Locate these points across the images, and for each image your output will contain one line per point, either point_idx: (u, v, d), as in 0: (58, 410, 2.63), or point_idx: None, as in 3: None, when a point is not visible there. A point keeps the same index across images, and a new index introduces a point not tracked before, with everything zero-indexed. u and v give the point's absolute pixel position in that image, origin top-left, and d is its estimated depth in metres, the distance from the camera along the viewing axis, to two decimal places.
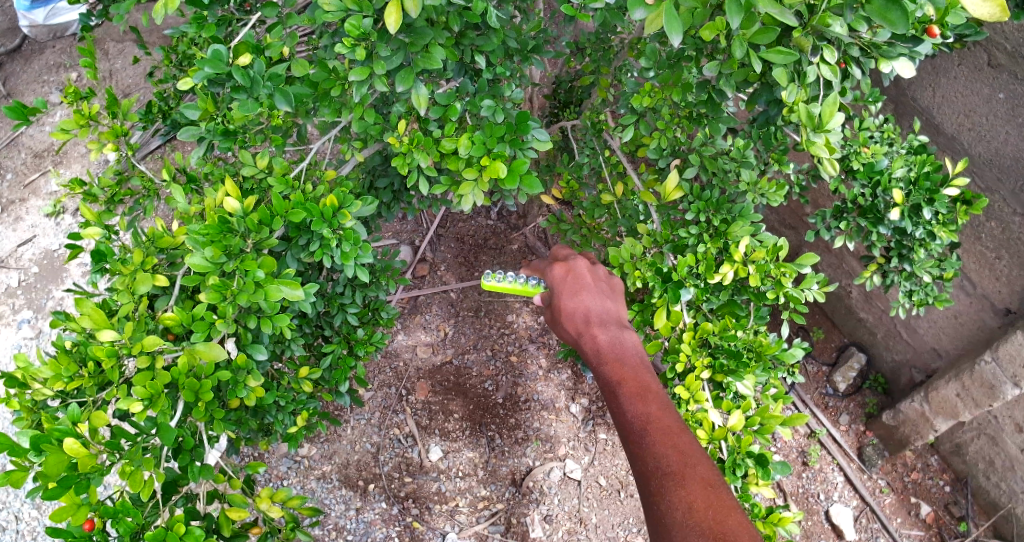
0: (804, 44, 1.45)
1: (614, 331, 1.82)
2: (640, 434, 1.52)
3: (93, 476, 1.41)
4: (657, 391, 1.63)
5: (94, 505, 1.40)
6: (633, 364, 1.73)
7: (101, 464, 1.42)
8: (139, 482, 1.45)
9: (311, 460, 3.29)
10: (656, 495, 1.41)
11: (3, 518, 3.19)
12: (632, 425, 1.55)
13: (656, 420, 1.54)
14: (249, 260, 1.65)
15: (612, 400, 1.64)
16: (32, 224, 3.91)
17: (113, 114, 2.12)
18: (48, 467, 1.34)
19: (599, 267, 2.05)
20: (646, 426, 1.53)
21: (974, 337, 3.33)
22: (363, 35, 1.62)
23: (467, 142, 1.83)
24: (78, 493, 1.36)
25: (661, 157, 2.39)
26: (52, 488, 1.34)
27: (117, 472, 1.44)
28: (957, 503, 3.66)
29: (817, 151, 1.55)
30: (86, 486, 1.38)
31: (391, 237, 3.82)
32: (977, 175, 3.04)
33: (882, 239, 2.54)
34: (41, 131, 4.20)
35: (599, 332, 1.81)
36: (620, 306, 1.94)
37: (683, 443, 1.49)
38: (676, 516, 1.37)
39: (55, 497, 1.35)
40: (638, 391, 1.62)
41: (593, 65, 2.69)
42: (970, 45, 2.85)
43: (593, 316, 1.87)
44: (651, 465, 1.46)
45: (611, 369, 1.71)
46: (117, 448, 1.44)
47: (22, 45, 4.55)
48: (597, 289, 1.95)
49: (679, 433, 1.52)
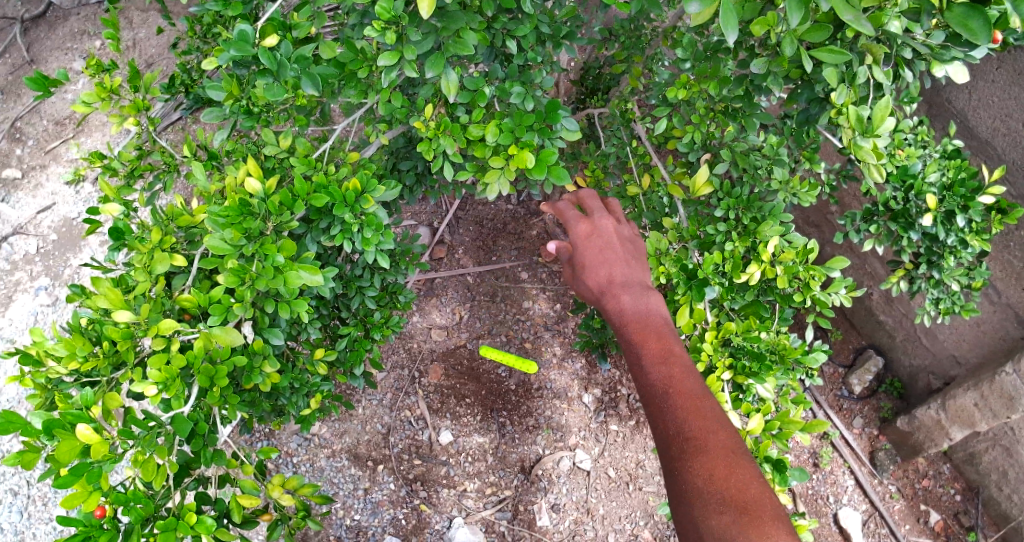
0: (873, 53, 1.42)
1: (637, 291, 1.74)
2: (661, 399, 1.48)
3: (105, 463, 1.40)
4: (680, 353, 1.58)
5: (107, 491, 1.40)
6: (656, 325, 1.66)
7: (114, 451, 1.41)
8: (151, 470, 1.44)
9: (322, 438, 3.29)
10: (676, 460, 1.39)
11: (15, 482, 3.22)
12: (654, 390, 1.51)
13: (678, 385, 1.50)
14: (269, 243, 1.63)
15: (634, 362, 1.59)
16: (51, 191, 3.91)
17: (135, 88, 2.10)
18: (60, 453, 1.33)
19: (624, 223, 1.96)
20: (667, 391, 1.49)
21: (996, 347, 3.28)
22: (394, 19, 1.57)
23: (495, 129, 1.78)
24: (90, 481, 1.36)
25: (691, 151, 2.28)
26: (64, 475, 1.34)
27: (129, 460, 1.44)
28: (967, 512, 3.63)
29: (864, 156, 1.53)
30: (98, 473, 1.37)
31: (410, 218, 3.80)
32: (1012, 184, 2.94)
33: (912, 245, 2.47)
34: (63, 99, 4.18)
35: (622, 292, 1.74)
36: (643, 265, 1.86)
37: (706, 409, 1.45)
38: (696, 483, 1.35)
39: (67, 484, 1.35)
40: (660, 355, 1.57)
41: (624, 53, 2.65)
42: (1012, 48, 2.77)
43: (616, 274, 1.78)
44: (673, 432, 1.43)
45: (633, 331, 1.65)
46: (130, 435, 1.43)
47: (46, 12, 4.53)
48: (621, 249, 1.85)
49: (701, 399, 1.47)
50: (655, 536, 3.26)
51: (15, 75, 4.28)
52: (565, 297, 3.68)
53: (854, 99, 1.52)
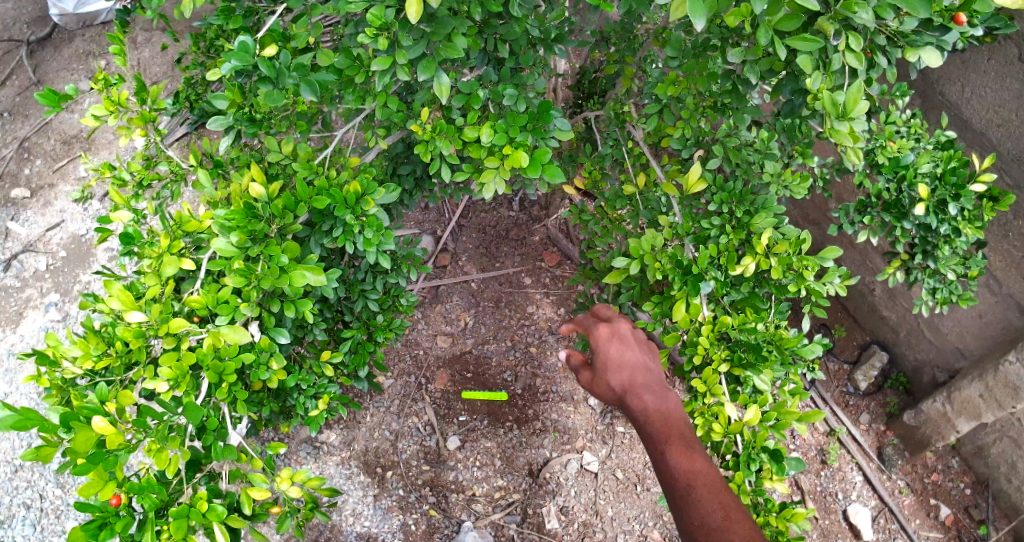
0: (829, 28, 1.46)
1: (659, 393, 1.75)
2: (685, 488, 1.50)
3: (120, 453, 1.43)
4: (702, 451, 1.60)
5: (122, 479, 1.43)
6: (678, 424, 1.68)
7: (128, 442, 1.45)
8: (165, 459, 1.47)
9: (330, 445, 3.32)
10: None
11: (28, 495, 3.27)
12: (676, 481, 1.52)
13: (701, 478, 1.52)
14: (273, 245, 1.67)
15: (657, 455, 1.60)
16: (60, 209, 3.99)
17: (142, 100, 2.11)
18: (76, 443, 1.35)
19: (639, 330, 1.97)
20: (692, 483, 1.50)
21: (999, 337, 3.28)
22: (385, 25, 1.61)
23: (489, 129, 1.80)
24: (105, 470, 1.38)
25: (685, 147, 2.35)
26: (81, 464, 1.37)
27: (143, 449, 1.47)
28: (977, 506, 3.61)
29: (841, 139, 1.53)
30: (113, 462, 1.41)
31: (414, 226, 3.88)
32: (1005, 171, 2.98)
33: (906, 235, 2.50)
34: (72, 118, 4.29)
35: (644, 394, 1.75)
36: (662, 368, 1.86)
37: (728, 502, 1.47)
38: None
39: (84, 472, 1.37)
40: (684, 449, 1.58)
41: (617, 55, 2.72)
42: (1000, 39, 2.80)
43: (637, 376, 1.79)
44: (697, 523, 1.43)
45: (655, 427, 1.66)
46: (144, 426, 1.44)
47: (52, 34, 4.65)
48: (639, 349, 1.86)
49: (724, 492, 1.49)
50: (665, 536, 3.23)
51: (23, 96, 4.38)
52: (569, 301, 3.74)
53: (829, 85, 1.56)
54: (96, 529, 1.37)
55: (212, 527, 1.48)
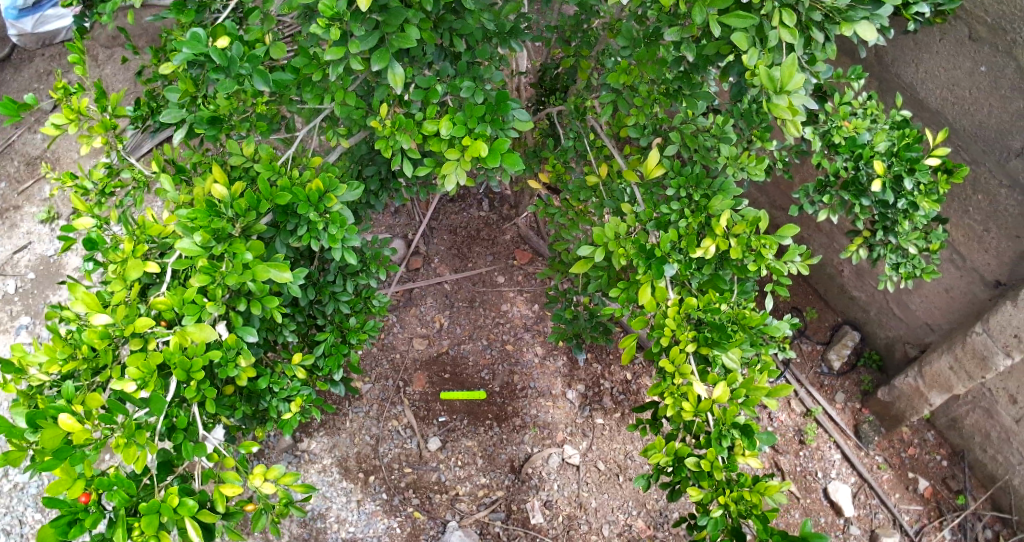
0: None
1: None
2: None
3: (87, 450, 1.42)
4: None
5: (91, 478, 1.41)
6: None
7: (96, 439, 1.44)
8: (133, 455, 1.45)
9: (311, 453, 3.30)
10: None
11: (7, 522, 3.22)
12: None
13: None
14: (238, 243, 1.68)
15: None
16: (27, 231, 3.94)
17: (101, 108, 2.09)
18: (43, 441, 1.35)
19: None
20: None
21: (966, 310, 3.35)
22: (337, 15, 1.61)
23: (448, 122, 1.81)
24: (72, 465, 1.37)
25: (643, 135, 2.38)
26: (47, 460, 1.36)
27: (110, 445, 1.45)
28: (955, 477, 3.68)
29: (779, 113, 1.55)
30: (80, 458, 1.39)
31: (385, 230, 3.90)
32: (961, 148, 3.05)
33: (865, 212, 2.55)
34: (34, 138, 4.24)
35: None
36: None
37: None
38: None
39: (50, 469, 1.36)
40: None
41: (574, 49, 2.76)
42: (951, 19, 2.85)
43: None
44: None
45: None
46: (114, 421, 1.45)
47: (11, 55, 4.60)
48: None
49: None
50: (649, 524, 3.23)
51: None
52: (543, 297, 3.77)
53: (767, 61, 1.60)
54: (65, 527, 1.35)
55: (186, 525, 1.47)
